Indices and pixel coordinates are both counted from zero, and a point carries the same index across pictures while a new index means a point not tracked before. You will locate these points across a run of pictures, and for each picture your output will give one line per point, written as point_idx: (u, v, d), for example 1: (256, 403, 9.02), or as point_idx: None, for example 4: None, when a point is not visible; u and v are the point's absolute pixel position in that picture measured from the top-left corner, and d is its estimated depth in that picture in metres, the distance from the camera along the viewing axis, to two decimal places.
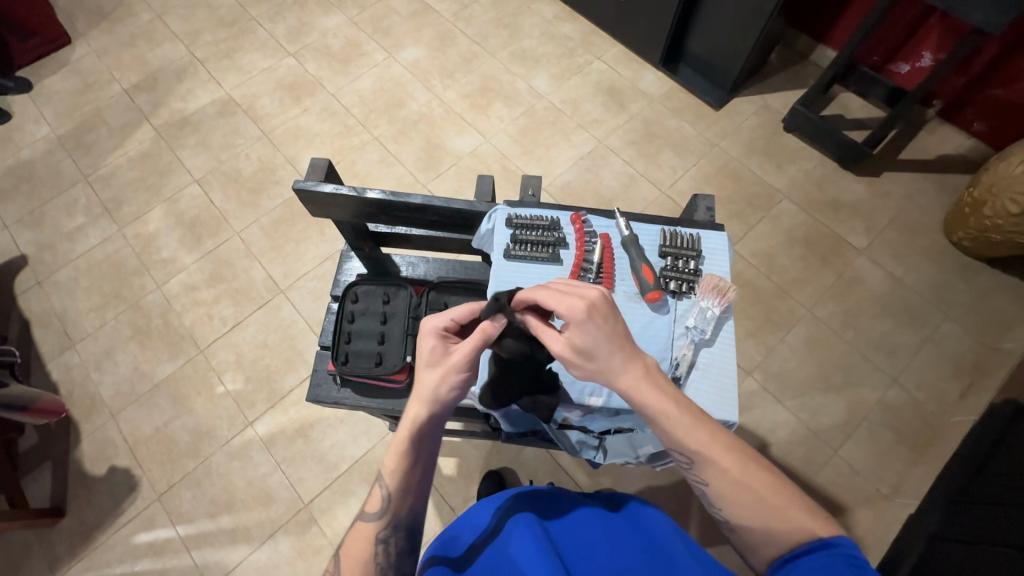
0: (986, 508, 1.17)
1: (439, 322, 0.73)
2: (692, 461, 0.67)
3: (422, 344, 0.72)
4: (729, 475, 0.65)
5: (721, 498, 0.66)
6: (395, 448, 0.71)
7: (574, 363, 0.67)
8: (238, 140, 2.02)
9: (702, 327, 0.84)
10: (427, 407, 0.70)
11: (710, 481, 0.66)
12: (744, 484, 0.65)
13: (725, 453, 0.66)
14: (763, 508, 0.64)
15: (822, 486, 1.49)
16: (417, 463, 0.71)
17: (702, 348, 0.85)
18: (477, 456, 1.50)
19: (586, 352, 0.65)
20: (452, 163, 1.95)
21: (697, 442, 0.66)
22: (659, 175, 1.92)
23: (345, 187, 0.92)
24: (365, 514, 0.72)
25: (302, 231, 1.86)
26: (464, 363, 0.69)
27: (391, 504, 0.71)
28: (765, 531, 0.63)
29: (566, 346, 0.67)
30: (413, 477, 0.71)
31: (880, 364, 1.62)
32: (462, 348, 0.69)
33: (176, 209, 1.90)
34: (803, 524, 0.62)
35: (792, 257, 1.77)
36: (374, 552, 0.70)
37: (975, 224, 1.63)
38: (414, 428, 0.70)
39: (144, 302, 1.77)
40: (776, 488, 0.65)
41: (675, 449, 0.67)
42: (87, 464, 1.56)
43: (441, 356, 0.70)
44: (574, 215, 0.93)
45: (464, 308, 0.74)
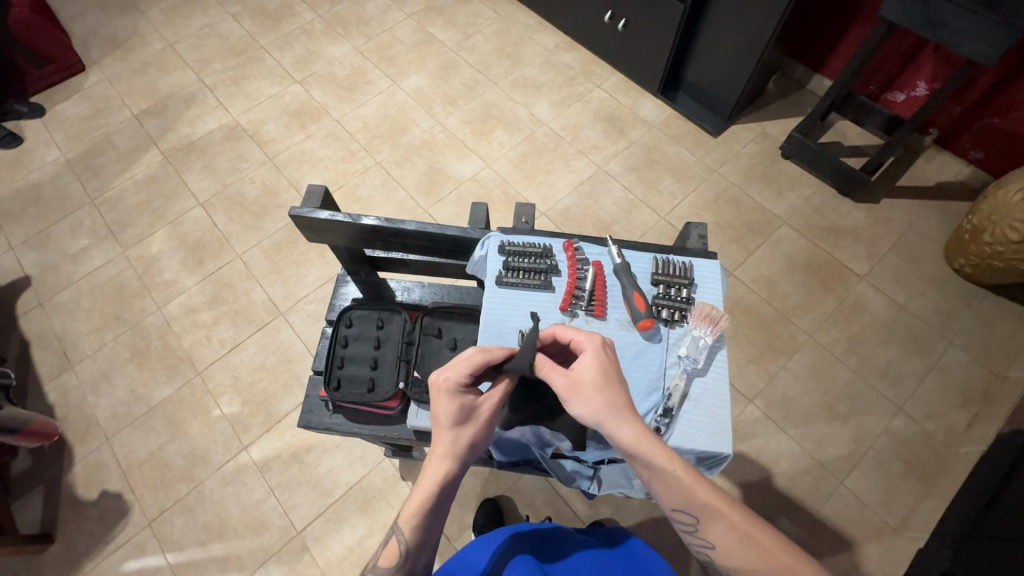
0: (998, 544, 1.13)
1: (457, 379, 0.69)
2: (697, 521, 0.65)
3: (445, 407, 0.68)
4: (735, 531, 0.64)
5: (730, 560, 0.64)
6: (416, 506, 0.67)
7: (579, 396, 0.68)
8: (244, 164, 2.05)
9: (694, 357, 0.83)
10: (455, 462, 0.69)
11: (717, 543, 0.64)
12: (750, 541, 0.63)
13: (727, 508, 0.64)
14: (773, 566, 0.61)
15: (828, 518, 1.45)
16: (438, 518, 0.69)
17: (694, 377, 0.83)
18: (474, 484, 1.47)
19: (593, 382, 0.68)
20: (453, 188, 1.97)
21: (703, 495, 0.64)
22: (658, 200, 1.93)
23: (341, 214, 0.93)
24: (379, 568, 0.69)
25: (304, 255, 1.88)
26: (491, 414, 0.72)
27: (408, 560, 0.68)
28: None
29: (573, 375, 0.69)
30: (433, 532, 0.69)
31: (886, 393, 1.60)
32: (490, 400, 0.71)
33: (180, 231, 1.93)
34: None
35: (793, 283, 1.77)
36: None
37: (977, 251, 1.63)
38: (442, 486, 0.68)
39: (144, 323, 1.77)
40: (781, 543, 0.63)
41: (680, 509, 0.65)
42: (79, 489, 1.54)
43: (468, 412, 0.70)
44: (566, 242, 0.94)
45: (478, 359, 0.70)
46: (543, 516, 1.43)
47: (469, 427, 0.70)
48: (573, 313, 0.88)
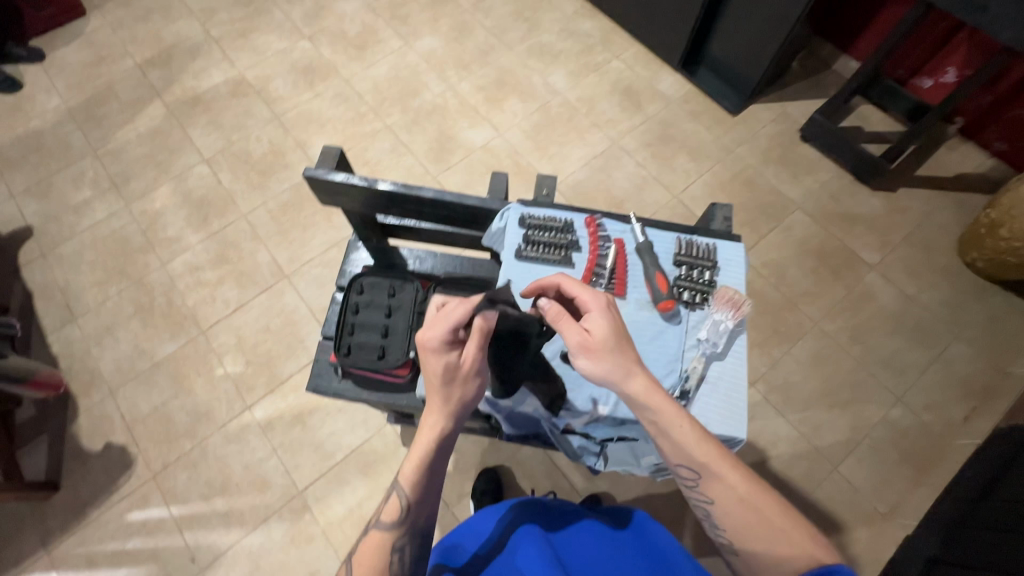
0: (988, 534, 1.15)
1: (440, 336, 0.67)
2: (698, 477, 0.65)
3: (434, 363, 0.66)
4: (735, 491, 0.64)
5: (727, 519, 0.65)
6: (414, 463, 0.69)
7: (590, 352, 0.66)
8: (250, 121, 2.00)
9: (714, 340, 0.83)
10: (451, 418, 0.69)
11: (717, 499, 0.65)
12: (750, 501, 0.64)
13: (730, 469, 0.65)
14: (768, 528, 0.62)
15: (820, 501, 1.47)
16: (439, 472, 0.70)
17: (713, 361, 0.83)
18: (474, 453, 1.49)
19: (604, 341, 0.67)
20: (463, 156, 1.93)
21: (705, 454, 0.65)
22: (672, 179, 1.90)
23: (356, 177, 0.91)
24: (381, 523, 0.70)
25: (310, 217, 1.85)
26: (479, 367, 0.70)
27: (410, 514, 0.69)
28: (766, 558, 0.61)
29: (588, 329, 0.68)
30: (434, 485, 0.70)
31: (887, 382, 1.60)
32: (472, 349, 0.68)
33: (184, 188, 1.89)
34: (807, 550, 0.60)
35: (803, 269, 1.75)
36: (391, 561, 0.68)
37: (991, 245, 1.61)
38: (439, 441, 0.68)
39: (147, 280, 1.76)
40: (780, 510, 0.63)
41: (683, 464, 0.65)
42: (83, 439, 1.56)
43: (455, 370, 0.68)
44: (588, 218, 0.92)
45: (461, 311, 0.68)
46: (541, 486, 1.46)
47: (459, 385, 0.69)
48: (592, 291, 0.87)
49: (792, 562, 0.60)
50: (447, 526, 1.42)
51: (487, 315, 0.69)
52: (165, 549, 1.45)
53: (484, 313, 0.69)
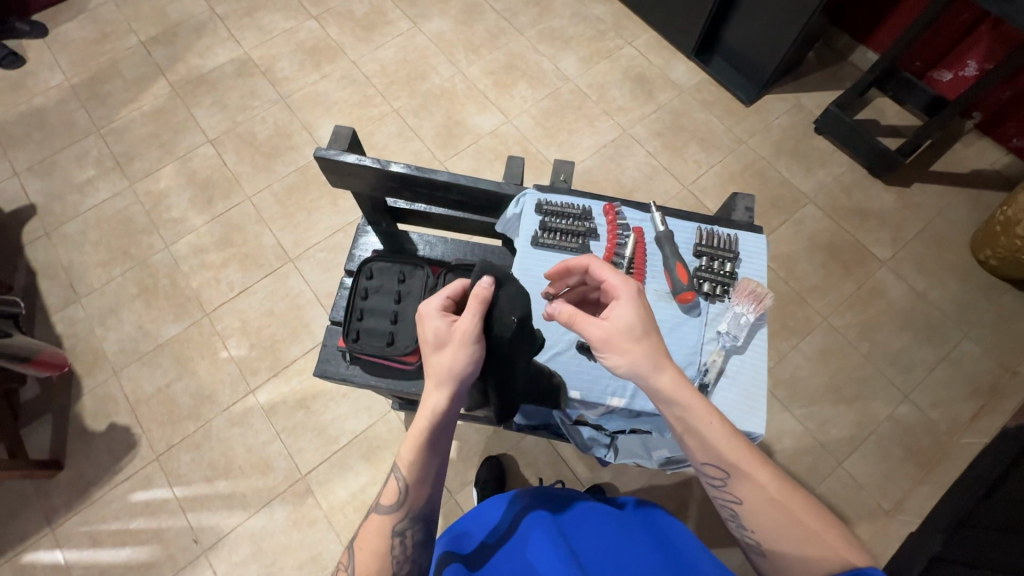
0: (993, 532, 1.15)
1: (436, 303, 0.70)
2: (727, 475, 0.64)
3: (426, 327, 0.68)
4: (765, 491, 0.63)
5: (755, 519, 0.63)
6: (410, 441, 0.67)
7: (617, 344, 0.65)
8: (255, 102, 1.97)
9: (735, 333, 0.81)
10: (445, 390, 0.66)
11: (745, 498, 0.63)
12: (780, 501, 0.63)
13: (761, 468, 0.64)
14: (798, 529, 0.61)
15: (824, 496, 1.47)
16: (435, 451, 0.68)
17: (732, 354, 0.82)
18: (477, 441, 1.49)
19: (630, 330, 0.65)
20: (471, 142, 1.90)
21: (735, 453, 0.64)
22: (682, 169, 1.87)
23: (368, 159, 0.89)
24: (381, 506, 0.69)
25: (315, 201, 1.83)
26: (474, 336, 0.67)
27: (408, 495, 0.68)
28: (795, 559, 0.60)
29: (610, 317, 0.67)
30: (432, 464, 0.68)
31: (894, 379, 1.59)
32: (466, 317, 0.67)
33: (188, 168, 1.87)
34: (839, 552, 0.59)
35: (813, 264, 1.73)
36: (391, 545, 0.68)
37: (1006, 244, 1.58)
38: (433, 416, 0.66)
39: (151, 261, 1.75)
40: (810, 509, 0.63)
41: (711, 462, 0.64)
42: (87, 420, 1.55)
43: (447, 336, 0.67)
44: (607, 205, 0.90)
45: (455, 284, 0.72)
46: (544, 475, 1.45)
47: (451, 352, 0.67)
48: None
49: (824, 562, 0.58)
50: (450, 512, 1.42)
51: (481, 280, 0.68)
52: (169, 530, 1.45)
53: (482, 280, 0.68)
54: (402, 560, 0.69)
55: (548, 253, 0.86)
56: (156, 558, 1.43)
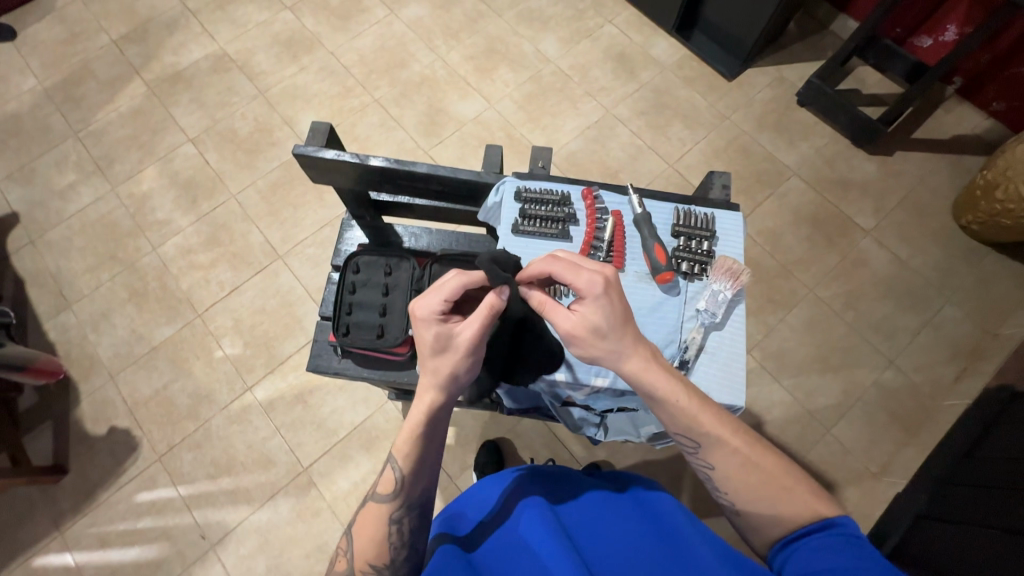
0: (977, 490, 1.20)
1: (433, 306, 0.69)
2: (698, 444, 0.67)
3: (423, 332, 0.68)
4: (737, 456, 0.66)
5: (729, 482, 0.66)
6: (406, 435, 0.71)
7: (581, 341, 0.66)
8: (234, 98, 1.94)
9: (713, 311, 0.83)
10: (440, 390, 0.69)
11: (717, 464, 0.67)
12: (753, 463, 0.66)
13: (731, 434, 0.67)
14: (769, 488, 0.64)
15: (813, 462, 1.51)
16: (433, 444, 0.72)
17: (711, 331, 0.84)
18: (474, 426, 1.52)
19: (598, 328, 0.65)
20: (455, 129, 1.89)
21: (706, 423, 0.66)
22: (666, 147, 1.87)
23: (347, 153, 0.89)
24: (377, 495, 0.72)
25: (301, 196, 1.82)
26: (477, 345, 0.69)
27: (404, 486, 0.71)
28: (765, 514, 0.64)
29: (576, 313, 0.66)
30: (427, 458, 0.72)
31: (878, 346, 1.63)
32: (469, 326, 0.67)
33: (171, 168, 1.85)
34: (808, 504, 0.63)
35: (798, 237, 1.75)
36: (388, 532, 0.70)
37: (986, 208, 1.61)
38: (431, 411, 0.70)
39: (139, 264, 1.74)
40: (781, 469, 0.66)
41: (683, 432, 0.67)
42: (87, 424, 1.57)
43: (448, 340, 0.68)
44: (585, 190, 0.91)
45: (458, 283, 0.69)
46: (540, 456, 1.48)
47: (450, 357, 0.68)
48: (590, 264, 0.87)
49: (796, 517, 0.62)
50: (450, 496, 1.45)
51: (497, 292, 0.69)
52: (175, 527, 1.48)
53: (497, 289, 0.69)
54: (400, 546, 0.70)
55: (529, 240, 0.86)
56: (164, 555, 1.45)
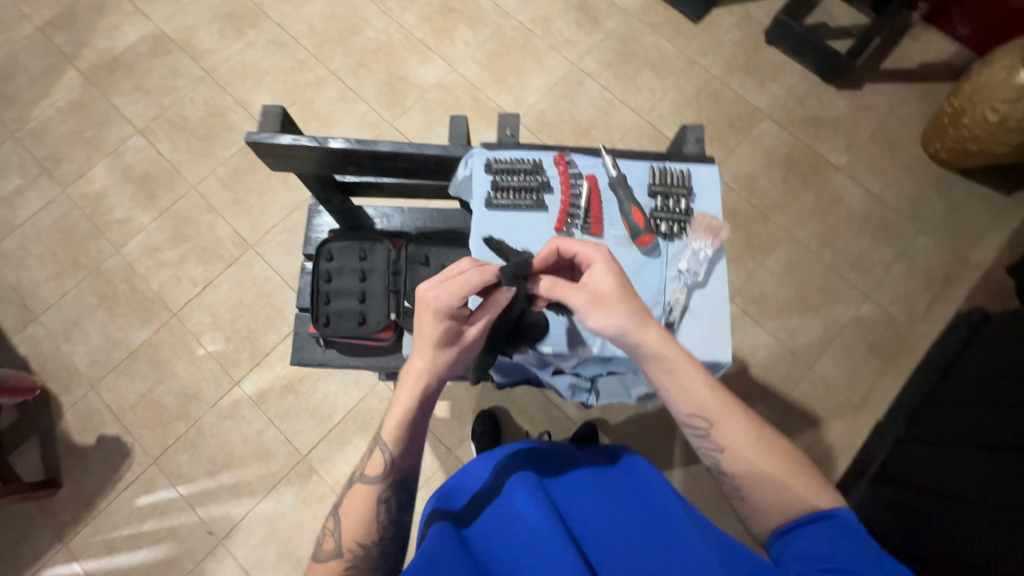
0: (954, 411, 1.26)
1: (445, 300, 0.67)
2: (711, 425, 0.68)
3: (432, 326, 0.67)
4: (745, 436, 0.68)
5: (737, 463, 0.68)
6: (396, 419, 0.71)
7: (603, 306, 0.67)
8: (180, 82, 1.83)
9: (695, 270, 0.83)
10: (433, 379, 0.70)
11: (727, 445, 0.68)
12: (760, 445, 0.68)
13: (741, 415, 0.69)
14: (773, 472, 0.66)
15: (798, 399, 1.56)
16: (420, 425, 0.72)
17: (695, 290, 0.84)
18: (468, 397, 1.53)
19: (613, 290, 0.68)
20: (418, 97, 1.82)
21: (718, 403, 0.68)
22: (637, 99, 1.83)
23: (305, 137, 0.84)
24: (365, 477, 0.72)
25: (265, 181, 1.75)
26: (478, 339, 0.72)
27: (392, 466, 0.71)
28: (769, 494, 0.66)
29: (593, 287, 0.68)
30: (415, 440, 0.73)
31: (855, 281, 1.66)
32: (479, 324, 0.70)
33: (123, 164, 1.76)
34: (813, 491, 0.65)
35: (773, 180, 1.75)
36: (377, 511, 0.70)
37: (954, 135, 1.62)
38: (423, 399, 0.71)
39: (104, 268, 1.67)
40: (785, 455, 0.68)
41: (696, 412, 0.68)
42: (75, 436, 1.54)
43: (454, 335, 0.69)
44: (557, 155, 0.90)
45: (473, 279, 0.66)
46: (536, 419, 1.51)
47: (451, 350, 0.70)
48: (569, 233, 0.86)
49: (803, 502, 0.64)
50: (452, 468, 1.47)
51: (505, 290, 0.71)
52: (181, 527, 1.48)
53: (506, 288, 0.71)
54: (388, 523, 0.71)
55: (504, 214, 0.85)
56: (174, 554, 1.46)
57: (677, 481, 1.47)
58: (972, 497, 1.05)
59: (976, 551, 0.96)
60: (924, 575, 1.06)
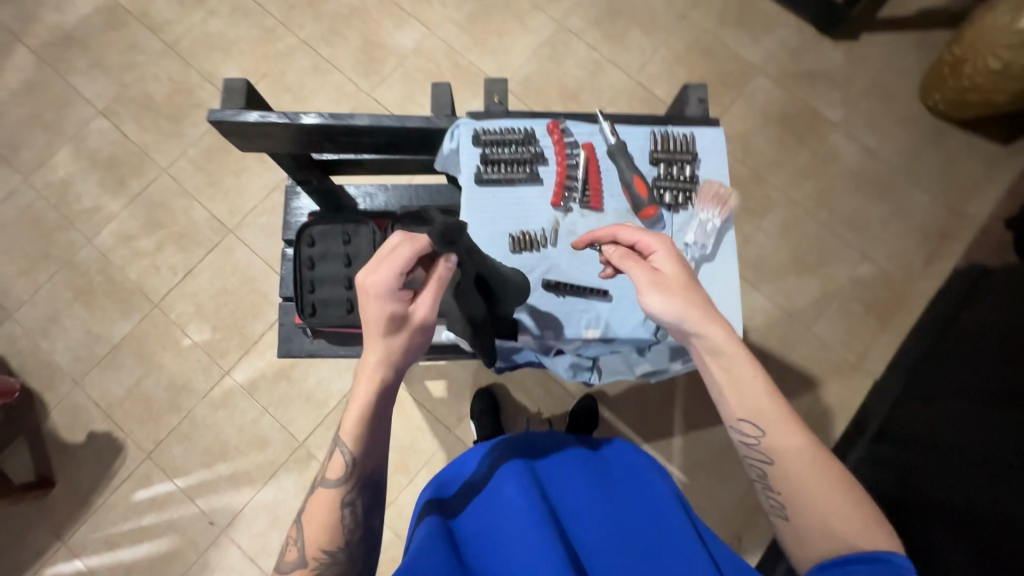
0: (952, 368, 1.26)
1: (386, 281, 0.61)
2: (761, 433, 0.67)
3: (374, 311, 0.61)
4: (800, 453, 0.65)
5: (784, 478, 0.65)
6: (354, 417, 0.66)
7: (663, 288, 0.69)
8: (140, 57, 1.71)
9: (703, 242, 0.82)
10: (391, 369, 0.64)
11: (779, 459, 0.65)
12: (817, 464, 0.64)
13: (800, 432, 0.66)
14: (825, 497, 0.63)
15: (796, 362, 1.55)
16: (382, 422, 0.68)
17: (703, 264, 0.82)
18: (465, 376, 1.50)
19: (675, 278, 0.70)
20: (396, 65, 1.72)
21: (774, 413, 0.67)
22: (626, 58, 1.74)
23: (274, 114, 0.78)
24: (327, 481, 0.68)
25: (240, 161, 1.66)
26: (429, 322, 0.65)
27: (354, 469, 0.67)
28: (818, 515, 0.62)
29: (656, 268, 0.70)
30: (378, 438, 0.68)
31: (852, 241, 1.64)
32: (425, 303, 0.64)
33: (86, 148, 1.66)
34: (867, 529, 0.60)
35: (768, 139, 1.70)
36: (341, 516, 0.68)
37: (954, 86, 1.56)
38: (380, 392, 0.65)
39: (77, 260, 1.60)
40: (839, 483, 0.64)
41: (746, 417, 0.67)
42: (63, 434, 1.50)
43: (402, 319, 0.63)
44: (551, 122, 0.85)
45: (406, 253, 0.61)
46: (534, 395, 1.49)
47: (403, 335, 0.64)
48: (567, 207, 0.84)
49: (851, 536, 0.60)
50: (451, 447, 1.46)
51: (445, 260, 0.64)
52: (181, 519, 1.47)
53: (444, 258, 0.64)
54: (354, 527, 0.69)
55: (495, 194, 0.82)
56: (177, 546, 1.45)
57: (678, 449, 1.47)
58: (970, 453, 1.05)
59: (979, 508, 0.97)
60: (925, 530, 1.08)
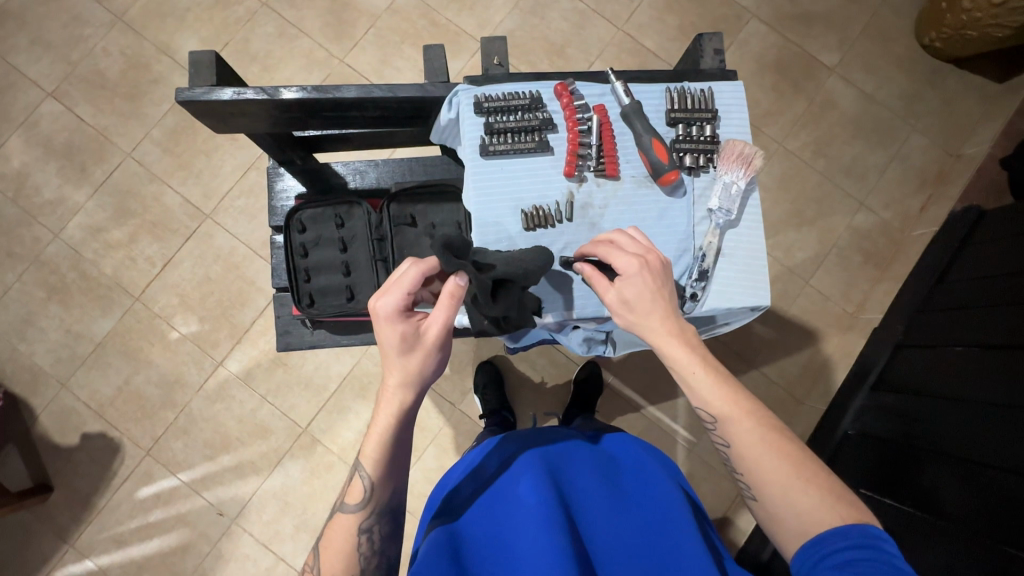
0: (951, 312, 1.28)
1: (394, 303, 0.64)
2: (714, 422, 0.67)
3: (386, 333, 0.63)
4: (752, 438, 0.64)
5: (741, 462, 0.65)
6: (373, 440, 0.65)
7: (616, 312, 0.71)
8: (86, 30, 1.57)
9: (728, 208, 0.78)
10: (410, 390, 0.65)
11: (731, 444, 0.66)
12: (768, 450, 0.63)
13: (748, 416, 0.65)
14: (779, 474, 0.62)
15: (796, 315, 1.55)
16: (403, 446, 0.67)
17: (727, 230, 0.79)
18: (466, 350, 1.48)
19: (628, 301, 0.69)
20: (368, 26, 1.60)
21: (723, 404, 0.66)
22: (612, 7, 1.65)
23: (250, 90, 0.70)
24: (346, 506, 0.67)
25: (210, 140, 1.56)
26: (445, 338, 0.65)
27: (372, 494, 0.66)
28: (775, 492, 0.62)
29: (612, 290, 0.70)
30: (397, 464, 0.67)
31: (849, 189, 1.61)
32: (436, 320, 0.64)
33: (39, 135, 1.53)
34: (828, 505, 0.59)
35: (763, 88, 1.64)
36: (357, 542, 0.66)
37: (952, 21, 1.51)
38: (399, 414, 0.65)
39: (45, 256, 1.51)
40: (794, 461, 0.63)
41: (700, 407, 0.68)
42: (55, 437, 1.45)
43: (414, 338, 0.64)
44: (559, 84, 0.80)
45: (412, 275, 0.63)
46: (538, 365, 1.48)
47: (418, 355, 0.64)
48: (581, 176, 0.80)
49: (816, 518, 0.59)
50: (458, 422, 1.45)
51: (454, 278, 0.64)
52: (189, 512, 1.45)
53: (455, 275, 0.64)
54: (371, 554, 0.67)
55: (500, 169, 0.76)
56: (188, 540, 1.44)
57: (683, 409, 1.48)
58: (975, 398, 1.07)
59: (986, 453, 1.00)
60: (925, 472, 1.11)
